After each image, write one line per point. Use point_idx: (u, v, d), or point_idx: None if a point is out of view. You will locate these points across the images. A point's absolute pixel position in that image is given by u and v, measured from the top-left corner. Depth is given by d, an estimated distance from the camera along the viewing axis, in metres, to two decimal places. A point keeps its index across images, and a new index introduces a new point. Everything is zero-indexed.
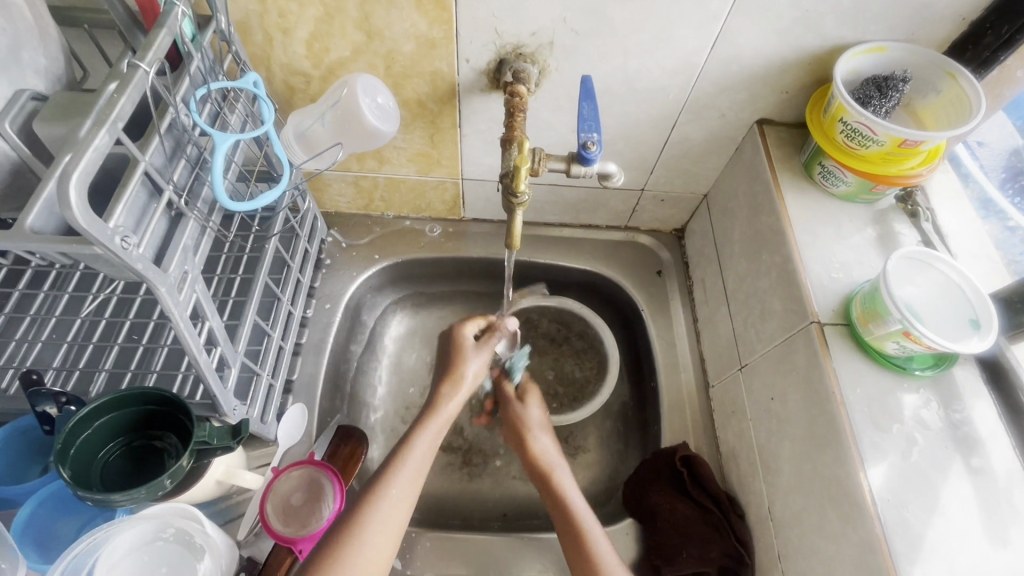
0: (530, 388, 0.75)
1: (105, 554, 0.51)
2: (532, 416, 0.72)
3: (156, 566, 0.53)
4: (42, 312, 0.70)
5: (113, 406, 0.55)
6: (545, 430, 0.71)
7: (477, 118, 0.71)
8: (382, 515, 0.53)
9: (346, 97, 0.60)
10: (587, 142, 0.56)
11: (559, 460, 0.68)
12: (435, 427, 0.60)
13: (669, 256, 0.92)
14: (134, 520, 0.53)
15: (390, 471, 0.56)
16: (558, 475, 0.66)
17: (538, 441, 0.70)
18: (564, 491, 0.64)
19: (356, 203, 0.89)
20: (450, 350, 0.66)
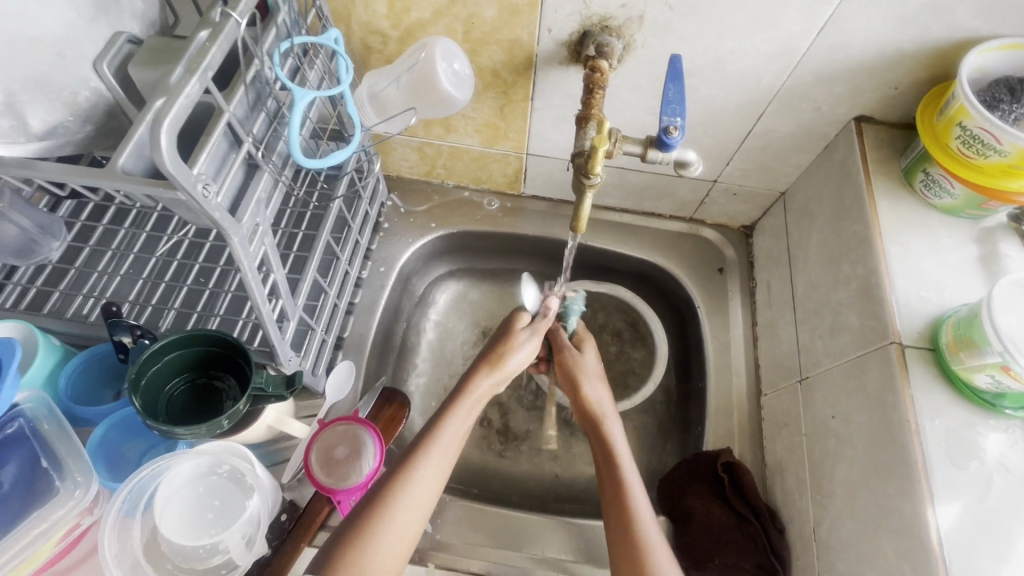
0: (584, 337, 0.76)
1: (166, 486, 0.55)
2: (587, 366, 0.72)
3: (210, 500, 0.56)
4: (122, 248, 0.75)
5: (180, 345, 0.58)
6: (597, 379, 0.71)
7: (551, 91, 0.68)
8: (404, 505, 0.54)
9: (423, 61, 0.58)
10: (669, 126, 0.52)
11: (613, 416, 0.68)
12: (449, 436, 0.59)
13: (734, 254, 0.87)
14: (192, 453, 0.56)
15: (417, 454, 0.57)
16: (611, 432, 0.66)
17: (591, 393, 0.70)
18: (615, 447, 0.64)
19: (418, 168, 0.89)
20: (498, 339, 0.69)
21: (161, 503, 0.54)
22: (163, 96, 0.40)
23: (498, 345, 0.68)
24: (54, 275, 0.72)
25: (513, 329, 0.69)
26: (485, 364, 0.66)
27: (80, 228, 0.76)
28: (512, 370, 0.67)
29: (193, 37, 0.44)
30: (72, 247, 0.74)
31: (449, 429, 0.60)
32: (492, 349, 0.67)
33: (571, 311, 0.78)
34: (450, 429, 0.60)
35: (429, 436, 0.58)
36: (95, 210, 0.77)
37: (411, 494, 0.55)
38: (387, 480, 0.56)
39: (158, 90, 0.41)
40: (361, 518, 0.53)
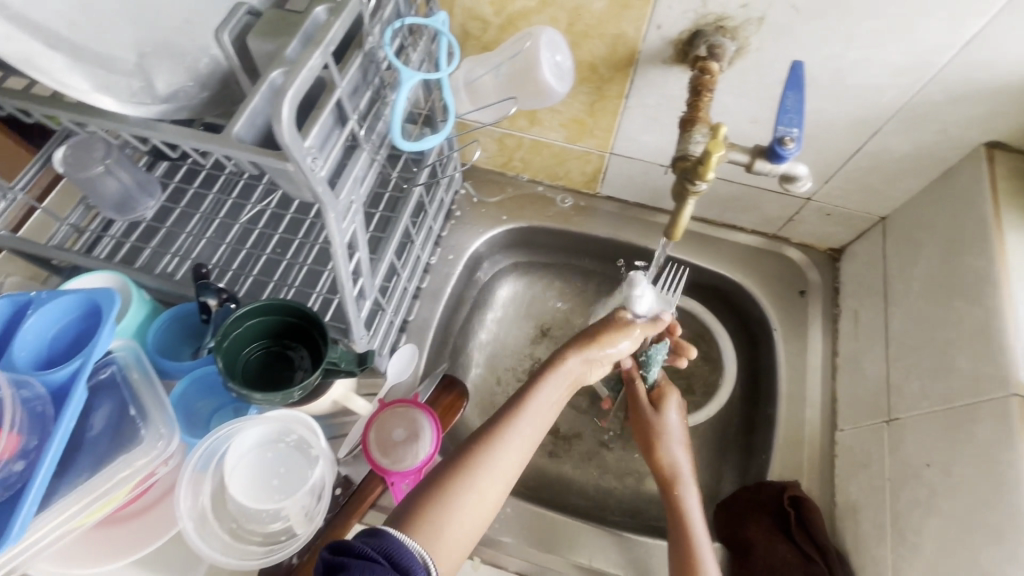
0: (667, 389, 0.71)
1: (234, 450, 0.56)
2: (671, 428, 0.68)
3: (275, 468, 0.57)
4: (209, 212, 0.78)
5: (261, 312, 0.60)
6: (679, 443, 0.67)
7: (649, 90, 0.66)
8: (499, 459, 0.51)
9: (528, 49, 0.57)
10: (785, 136, 0.49)
11: (689, 480, 0.65)
12: (540, 405, 0.56)
13: (817, 277, 0.83)
14: (260, 421, 0.57)
15: (512, 414, 0.54)
16: (686, 497, 0.64)
17: (668, 454, 0.67)
18: (689, 513, 0.63)
19: (495, 159, 0.88)
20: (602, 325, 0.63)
21: (229, 466, 0.56)
22: (280, 69, 0.43)
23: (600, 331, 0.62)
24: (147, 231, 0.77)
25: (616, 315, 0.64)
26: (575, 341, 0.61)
27: (173, 190, 0.80)
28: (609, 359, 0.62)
29: (311, 14, 0.46)
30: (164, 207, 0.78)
31: (542, 393, 0.57)
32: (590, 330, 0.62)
33: (653, 361, 0.70)
34: (543, 395, 0.57)
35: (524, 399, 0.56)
36: (187, 173, 0.81)
37: (507, 450, 0.52)
38: (466, 450, 0.52)
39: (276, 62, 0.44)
40: (452, 465, 0.50)
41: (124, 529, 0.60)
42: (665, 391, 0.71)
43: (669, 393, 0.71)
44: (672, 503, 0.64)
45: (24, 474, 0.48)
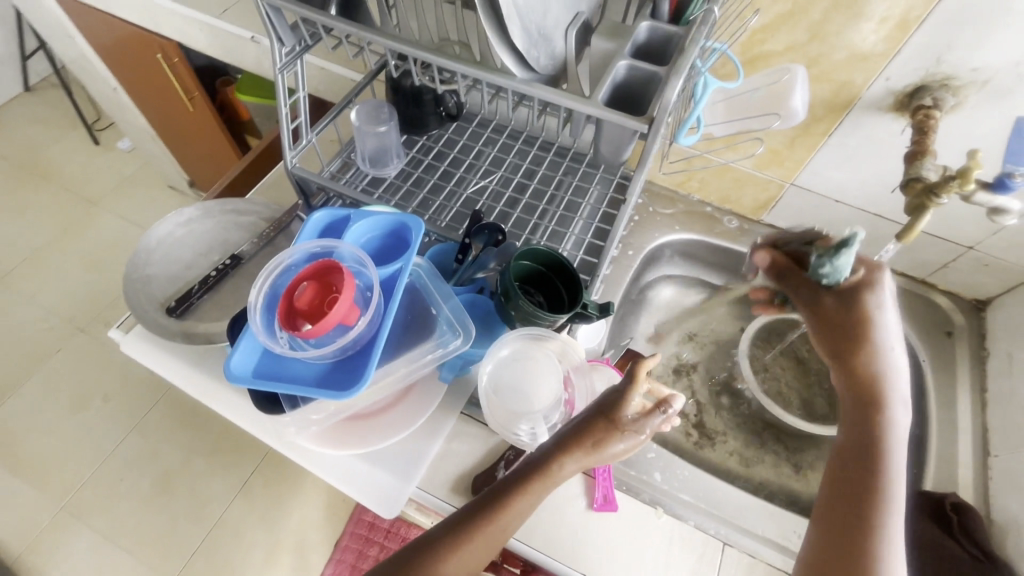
0: (866, 288, 0.61)
1: (500, 361, 0.70)
2: (879, 322, 0.59)
3: (523, 386, 0.70)
4: (441, 181, 0.92)
5: (528, 255, 0.70)
6: (890, 349, 0.58)
7: (854, 132, 0.78)
8: (459, 560, 0.56)
9: (784, 82, 0.69)
10: (1013, 172, 0.60)
11: (897, 394, 0.57)
12: (512, 518, 0.57)
13: (963, 322, 0.91)
14: (521, 341, 0.70)
15: (483, 521, 0.56)
16: (889, 418, 0.55)
17: (870, 359, 0.58)
18: (888, 434, 0.54)
19: (674, 178, 1.01)
20: (603, 413, 0.59)
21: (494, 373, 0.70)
22: (625, 59, 0.59)
23: (601, 424, 0.59)
24: (390, 187, 0.91)
25: (626, 398, 0.59)
26: (579, 444, 0.58)
27: (411, 158, 0.94)
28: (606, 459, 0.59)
29: (639, 27, 0.62)
30: (404, 170, 0.93)
31: (521, 505, 0.57)
32: (588, 423, 0.59)
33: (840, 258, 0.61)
34: (523, 507, 0.57)
35: (499, 511, 0.57)
36: (422, 148, 0.96)
37: (468, 554, 0.56)
38: (432, 542, 0.57)
39: (621, 55, 0.59)
40: (424, 551, 0.56)
41: (375, 420, 0.71)
42: (862, 288, 0.61)
43: (870, 293, 0.60)
44: (863, 420, 0.56)
45: (361, 342, 0.59)
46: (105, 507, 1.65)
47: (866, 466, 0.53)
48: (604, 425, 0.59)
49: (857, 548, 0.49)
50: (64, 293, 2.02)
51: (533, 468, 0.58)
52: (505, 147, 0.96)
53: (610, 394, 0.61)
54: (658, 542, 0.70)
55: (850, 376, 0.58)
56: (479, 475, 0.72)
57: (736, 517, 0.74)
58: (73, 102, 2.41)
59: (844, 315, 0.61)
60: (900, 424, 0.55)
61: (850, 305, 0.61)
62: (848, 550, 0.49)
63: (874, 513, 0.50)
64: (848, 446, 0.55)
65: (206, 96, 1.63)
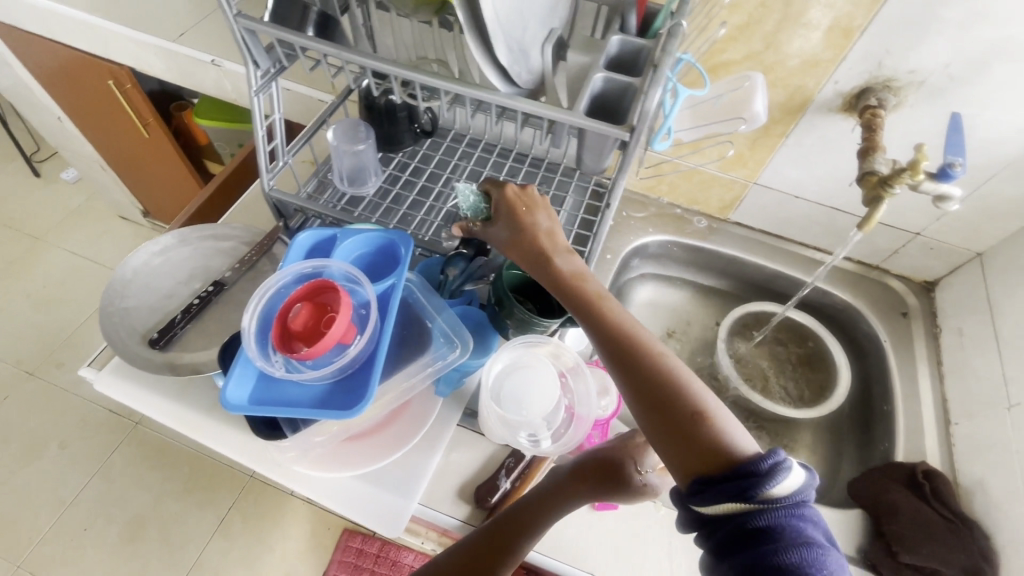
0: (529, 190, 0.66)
1: (505, 368, 0.69)
2: (541, 217, 0.64)
3: (534, 392, 0.68)
4: (420, 196, 0.93)
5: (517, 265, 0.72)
6: (557, 233, 0.64)
7: (809, 132, 0.84)
8: None
9: (745, 88, 0.74)
10: (953, 162, 0.66)
11: (591, 277, 0.61)
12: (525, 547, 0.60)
13: (916, 302, 0.98)
14: (523, 348, 0.71)
15: (497, 550, 0.60)
16: (599, 301, 0.59)
17: (565, 261, 0.62)
18: (598, 302, 0.59)
19: (644, 183, 1.06)
20: (618, 451, 0.65)
21: (500, 380, 0.69)
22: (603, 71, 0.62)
23: (618, 459, 0.65)
24: (368, 205, 0.91)
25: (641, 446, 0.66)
26: (593, 478, 0.64)
27: (388, 175, 0.95)
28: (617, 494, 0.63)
29: (612, 41, 0.66)
30: (383, 187, 0.93)
31: (537, 532, 0.61)
32: (604, 461, 0.65)
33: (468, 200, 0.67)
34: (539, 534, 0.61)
35: (518, 538, 0.60)
36: (399, 164, 0.96)
37: None
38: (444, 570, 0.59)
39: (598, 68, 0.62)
40: None
41: (376, 437, 0.71)
42: (512, 199, 0.65)
43: (506, 187, 0.65)
44: (571, 297, 0.60)
45: (365, 355, 0.58)
46: (69, 560, 1.54)
47: (613, 338, 0.57)
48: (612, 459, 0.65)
49: (686, 414, 0.51)
50: (9, 335, 1.90)
51: (546, 496, 0.63)
52: (481, 160, 0.98)
53: (625, 438, 0.67)
54: (660, 536, 0.72)
55: (552, 278, 0.61)
56: (481, 487, 0.72)
57: None
58: (9, 134, 2.29)
59: (515, 218, 0.64)
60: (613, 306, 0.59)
61: (509, 207, 0.65)
62: (662, 417, 0.52)
63: (653, 386, 0.53)
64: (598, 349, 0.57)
65: (162, 122, 1.58)
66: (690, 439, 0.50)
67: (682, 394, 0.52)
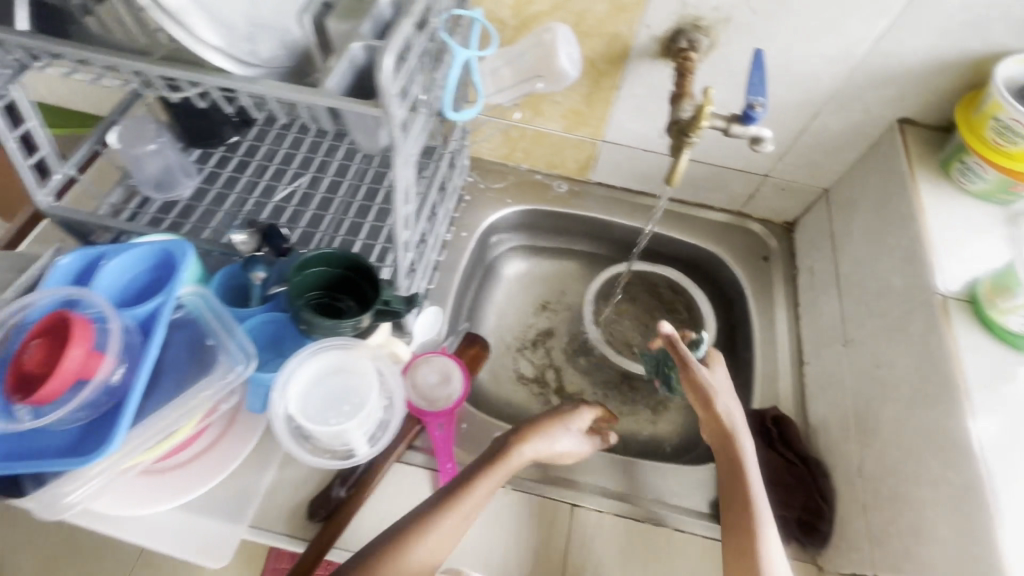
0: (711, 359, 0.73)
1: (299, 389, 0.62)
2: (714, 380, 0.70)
3: (349, 397, 0.64)
4: (243, 193, 0.85)
5: (320, 261, 0.67)
6: (727, 393, 0.69)
7: (637, 82, 0.80)
8: (427, 539, 0.58)
9: (546, 41, 0.69)
10: (754, 103, 0.63)
11: (743, 431, 0.66)
12: (477, 496, 0.61)
13: (777, 245, 0.97)
14: (314, 359, 0.63)
15: (451, 499, 0.60)
16: (744, 457, 0.65)
17: (721, 402, 0.68)
18: (744, 464, 0.64)
19: (499, 151, 1.00)
20: (552, 414, 0.71)
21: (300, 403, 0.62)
22: (361, 41, 0.55)
23: (549, 421, 0.70)
24: (185, 210, 0.83)
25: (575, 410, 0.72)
26: (529, 433, 0.67)
27: (207, 174, 0.86)
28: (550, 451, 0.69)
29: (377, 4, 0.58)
30: (201, 188, 0.85)
31: (486, 482, 0.62)
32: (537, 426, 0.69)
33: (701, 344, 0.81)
34: (489, 483, 0.62)
35: (467, 487, 0.61)
36: (222, 159, 0.88)
37: (436, 534, 0.58)
38: (401, 527, 0.58)
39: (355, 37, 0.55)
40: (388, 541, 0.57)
41: (193, 467, 0.67)
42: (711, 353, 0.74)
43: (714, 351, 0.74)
44: (729, 455, 0.65)
45: (121, 388, 0.53)
46: None
47: (737, 490, 0.63)
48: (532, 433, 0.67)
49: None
50: None
51: (491, 453, 0.65)
52: (313, 147, 0.91)
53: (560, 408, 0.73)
54: (508, 521, 0.70)
55: (713, 430, 0.68)
56: (315, 498, 0.68)
57: (586, 476, 0.76)
58: None
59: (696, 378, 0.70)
60: (751, 464, 0.65)
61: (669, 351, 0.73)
62: (741, 562, 0.59)
63: (751, 548, 0.59)
64: (722, 492, 0.64)
65: None
66: (742, 551, 0.60)
67: (762, 559, 0.58)
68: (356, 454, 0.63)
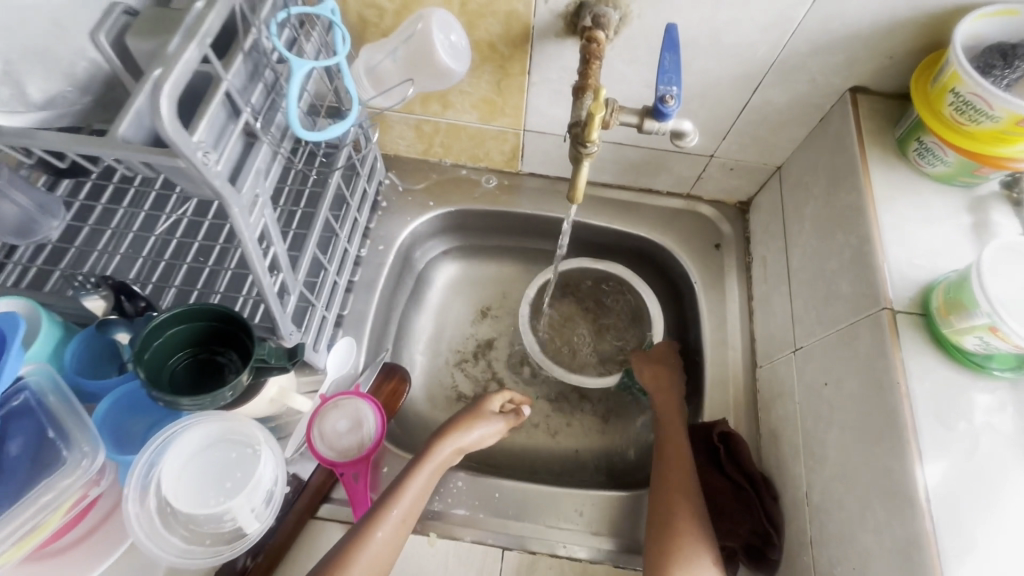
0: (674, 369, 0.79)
1: (166, 475, 0.55)
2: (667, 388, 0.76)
3: (228, 471, 0.57)
4: (121, 227, 0.76)
5: (182, 319, 0.58)
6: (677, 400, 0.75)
7: (548, 64, 0.68)
8: (369, 550, 0.58)
9: (421, 32, 0.59)
10: (666, 95, 0.53)
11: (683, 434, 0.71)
12: (410, 497, 0.63)
13: (730, 230, 0.87)
14: (185, 433, 0.56)
15: (383, 507, 0.61)
16: (680, 450, 0.69)
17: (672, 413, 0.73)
18: (682, 460, 0.67)
19: (415, 147, 0.89)
20: (466, 414, 0.74)
21: (167, 490, 0.54)
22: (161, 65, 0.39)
23: (464, 420, 0.73)
24: (54, 254, 0.73)
25: (484, 402, 0.76)
26: (448, 431, 0.71)
27: (79, 207, 0.75)
28: (469, 444, 0.71)
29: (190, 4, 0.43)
30: (71, 226, 0.74)
31: (416, 482, 0.65)
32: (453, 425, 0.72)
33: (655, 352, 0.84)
34: (417, 483, 0.65)
35: (397, 490, 0.63)
36: (93, 188, 0.77)
37: (376, 542, 0.59)
38: (340, 547, 0.59)
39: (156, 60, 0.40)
40: (327, 562, 0.57)
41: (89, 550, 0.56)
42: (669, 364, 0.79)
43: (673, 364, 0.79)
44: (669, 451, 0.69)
45: None
46: None
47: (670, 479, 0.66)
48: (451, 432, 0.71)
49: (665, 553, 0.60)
50: None
51: (415, 458, 0.67)
52: None
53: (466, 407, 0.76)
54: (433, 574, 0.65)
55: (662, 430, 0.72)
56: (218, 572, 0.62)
57: (518, 513, 0.70)
58: None
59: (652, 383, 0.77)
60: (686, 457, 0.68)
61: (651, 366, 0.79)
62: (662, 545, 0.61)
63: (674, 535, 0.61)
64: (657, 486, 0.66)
65: None
66: (668, 538, 0.61)
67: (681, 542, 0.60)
68: (246, 533, 0.56)
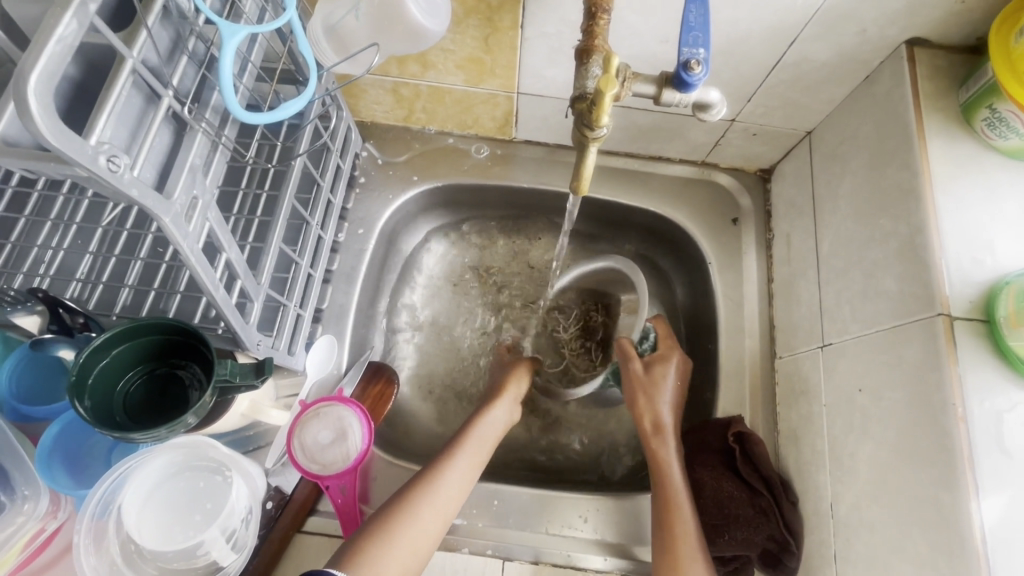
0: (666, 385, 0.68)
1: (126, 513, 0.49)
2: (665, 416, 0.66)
3: (197, 501, 0.51)
4: (63, 217, 0.63)
5: (128, 337, 0.51)
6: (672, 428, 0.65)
7: (545, 16, 0.57)
8: (458, 469, 0.59)
9: None
10: (690, 60, 0.43)
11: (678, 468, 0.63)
12: (489, 425, 0.65)
13: (749, 203, 0.78)
14: (143, 464, 0.51)
15: (464, 434, 0.63)
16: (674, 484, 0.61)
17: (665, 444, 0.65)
18: (678, 497, 0.60)
19: (394, 113, 0.78)
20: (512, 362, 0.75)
21: (130, 526, 0.49)
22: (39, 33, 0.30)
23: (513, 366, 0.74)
24: None
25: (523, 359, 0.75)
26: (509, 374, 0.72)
27: (10, 195, 0.63)
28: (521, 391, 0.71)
29: None
30: None
31: (495, 413, 0.67)
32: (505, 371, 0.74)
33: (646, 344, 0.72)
34: (494, 414, 0.67)
35: (476, 419, 0.65)
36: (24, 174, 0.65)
37: (464, 461, 0.60)
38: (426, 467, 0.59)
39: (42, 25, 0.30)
40: (418, 477, 0.58)
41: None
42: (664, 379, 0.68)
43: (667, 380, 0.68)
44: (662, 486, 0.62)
45: None
46: None
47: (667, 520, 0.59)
48: (481, 420, 0.65)
49: None
50: None
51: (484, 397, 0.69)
52: None
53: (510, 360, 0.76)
54: None
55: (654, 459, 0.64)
56: None
57: (520, 520, 0.66)
58: None
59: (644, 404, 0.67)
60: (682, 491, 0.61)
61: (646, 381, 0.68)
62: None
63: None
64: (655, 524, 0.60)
65: None
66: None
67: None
68: (224, 564, 0.51)
